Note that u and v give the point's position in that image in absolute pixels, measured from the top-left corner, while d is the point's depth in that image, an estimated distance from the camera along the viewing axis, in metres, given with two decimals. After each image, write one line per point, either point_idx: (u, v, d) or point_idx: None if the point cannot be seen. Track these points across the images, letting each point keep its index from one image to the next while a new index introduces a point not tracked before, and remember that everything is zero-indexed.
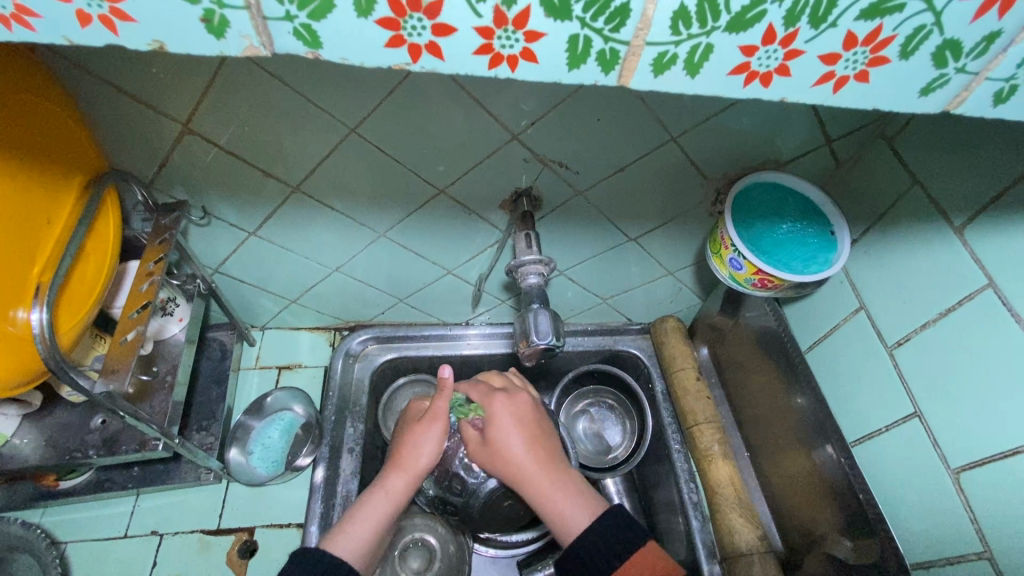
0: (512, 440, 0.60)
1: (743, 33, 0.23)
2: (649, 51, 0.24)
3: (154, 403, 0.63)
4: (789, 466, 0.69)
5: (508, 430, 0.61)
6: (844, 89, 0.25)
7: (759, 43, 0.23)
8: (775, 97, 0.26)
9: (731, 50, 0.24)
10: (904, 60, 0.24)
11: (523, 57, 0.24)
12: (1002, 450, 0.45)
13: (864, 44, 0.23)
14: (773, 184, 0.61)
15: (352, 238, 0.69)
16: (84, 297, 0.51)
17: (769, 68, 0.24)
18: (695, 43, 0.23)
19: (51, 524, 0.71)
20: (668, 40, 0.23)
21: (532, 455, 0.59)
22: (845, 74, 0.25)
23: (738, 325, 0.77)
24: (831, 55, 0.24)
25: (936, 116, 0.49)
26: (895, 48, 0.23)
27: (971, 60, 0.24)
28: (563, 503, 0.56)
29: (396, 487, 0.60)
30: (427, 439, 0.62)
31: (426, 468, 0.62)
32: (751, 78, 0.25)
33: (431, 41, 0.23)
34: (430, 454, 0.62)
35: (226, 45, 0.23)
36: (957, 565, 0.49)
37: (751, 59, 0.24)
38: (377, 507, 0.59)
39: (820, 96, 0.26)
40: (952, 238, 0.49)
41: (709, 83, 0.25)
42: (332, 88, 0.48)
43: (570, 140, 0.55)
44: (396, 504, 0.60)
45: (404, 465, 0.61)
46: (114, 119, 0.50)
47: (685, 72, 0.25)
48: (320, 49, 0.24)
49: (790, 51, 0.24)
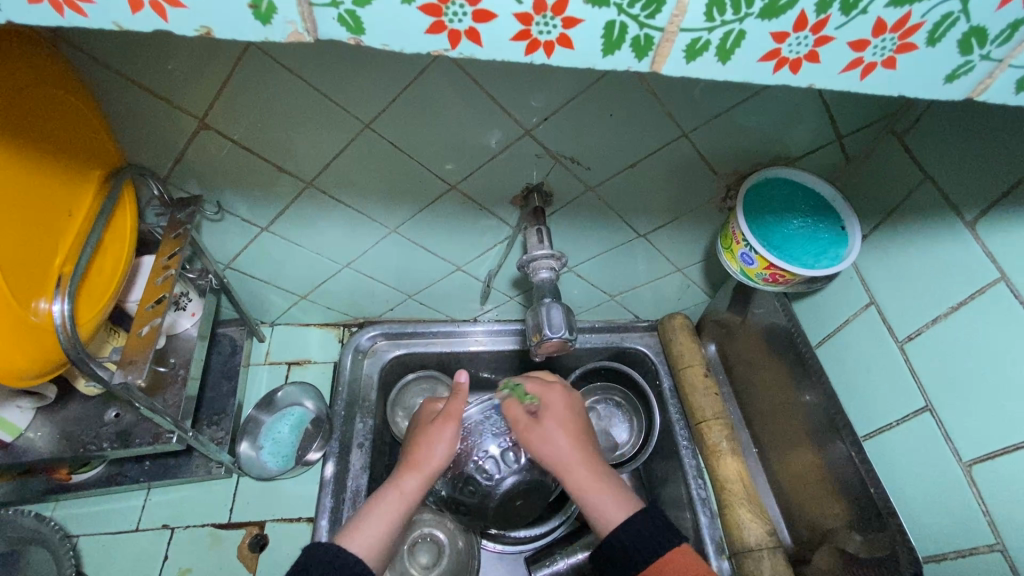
0: (560, 431, 0.60)
1: (774, 20, 0.24)
2: (682, 38, 0.24)
3: (168, 396, 0.64)
4: (796, 462, 0.70)
5: (561, 423, 0.61)
6: (872, 75, 0.26)
7: (790, 30, 0.24)
8: (803, 83, 0.26)
9: (762, 37, 0.24)
10: (931, 47, 0.24)
11: (559, 43, 0.24)
12: (1014, 441, 0.46)
13: (893, 31, 0.24)
14: (783, 180, 0.62)
15: (364, 233, 0.69)
16: (103, 289, 0.52)
17: (799, 55, 0.25)
18: (728, 29, 0.24)
19: (63, 518, 0.71)
20: (702, 26, 0.24)
21: (581, 447, 0.60)
22: (873, 61, 0.25)
23: (746, 322, 0.77)
24: (860, 42, 0.24)
25: (949, 111, 0.50)
26: (922, 34, 0.24)
27: (996, 46, 0.24)
28: (604, 491, 0.57)
29: (410, 488, 0.58)
30: (439, 438, 0.60)
31: (439, 468, 0.60)
32: (781, 64, 0.25)
33: (470, 27, 0.24)
34: (443, 455, 0.60)
35: (271, 31, 0.24)
36: (969, 558, 0.50)
37: (781, 46, 0.25)
38: (389, 507, 0.57)
39: (847, 82, 0.26)
40: (963, 232, 0.50)
41: (738, 69, 0.26)
42: (350, 81, 0.48)
43: (582, 136, 0.56)
44: (409, 504, 0.58)
45: (419, 466, 0.59)
46: (132, 113, 0.51)
47: (717, 58, 0.25)
48: (362, 35, 0.24)
49: (820, 38, 0.24)
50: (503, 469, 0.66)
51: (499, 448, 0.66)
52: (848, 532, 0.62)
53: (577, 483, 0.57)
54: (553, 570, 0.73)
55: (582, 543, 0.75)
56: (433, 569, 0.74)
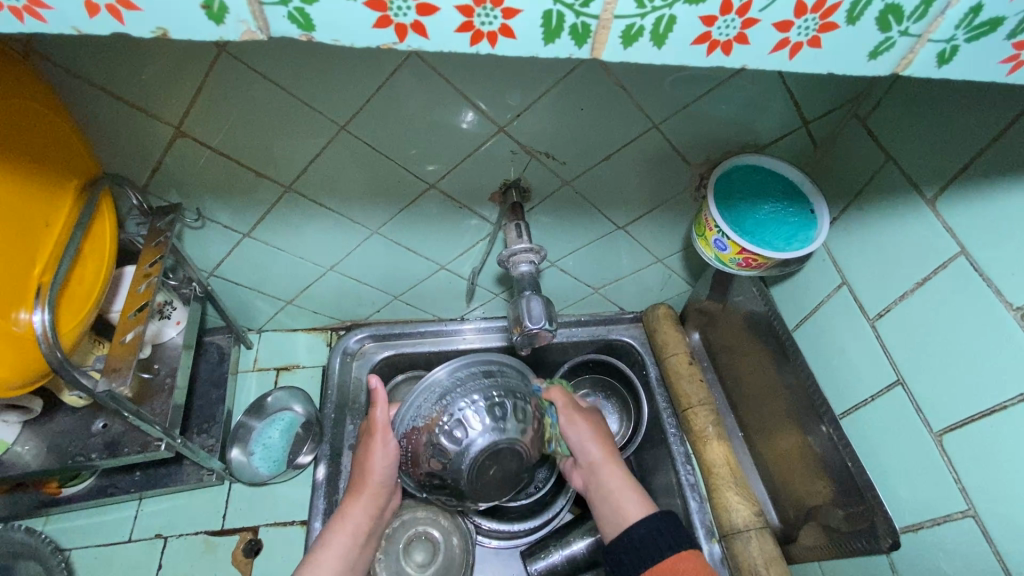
0: (591, 438, 0.68)
1: (701, 5, 0.25)
2: (618, 24, 0.25)
3: (155, 404, 0.64)
4: (780, 442, 0.71)
5: (596, 433, 0.68)
6: (800, 54, 0.27)
7: (718, 13, 0.25)
8: (737, 64, 0.27)
9: (691, 22, 0.25)
10: (852, 25, 0.26)
11: (501, 33, 0.25)
12: (979, 409, 0.47)
13: (814, 12, 0.25)
14: (753, 166, 0.63)
15: (347, 235, 0.70)
16: (84, 299, 0.52)
17: (728, 37, 0.26)
18: (659, 15, 0.25)
19: (55, 532, 0.71)
20: (634, 13, 0.25)
21: (611, 451, 0.67)
22: (799, 41, 0.26)
23: (727, 308, 0.78)
24: (784, 23, 0.26)
25: (908, 92, 0.51)
26: (842, 14, 0.25)
27: (913, 22, 0.26)
28: (631, 494, 0.63)
29: (354, 511, 0.64)
30: (371, 455, 0.63)
31: (380, 484, 0.64)
32: (713, 47, 0.26)
33: (415, 21, 0.25)
34: (380, 472, 0.64)
35: (225, 30, 0.24)
36: (943, 525, 0.51)
37: (711, 29, 0.26)
38: (338, 532, 0.64)
39: (777, 62, 0.27)
40: (925, 210, 0.51)
41: (674, 53, 0.27)
42: (323, 85, 0.49)
43: (555, 130, 0.57)
44: (357, 525, 0.64)
45: (361, 489, 0.65)
46: (107, 124, 0.51)
47: (652, 43, 0.26)
48: (313, 32, 0.25)
49: (746, 20, 0.25)
50: (459, 446, 0.60)
51: (445, 424, 0.61)
52: (831, 508, 0.63)
53: (615, 479, 0.64)
54: (549, 562, 0.75)
55: (578, 534, 0.76)
56: (428, 567, 0.74)
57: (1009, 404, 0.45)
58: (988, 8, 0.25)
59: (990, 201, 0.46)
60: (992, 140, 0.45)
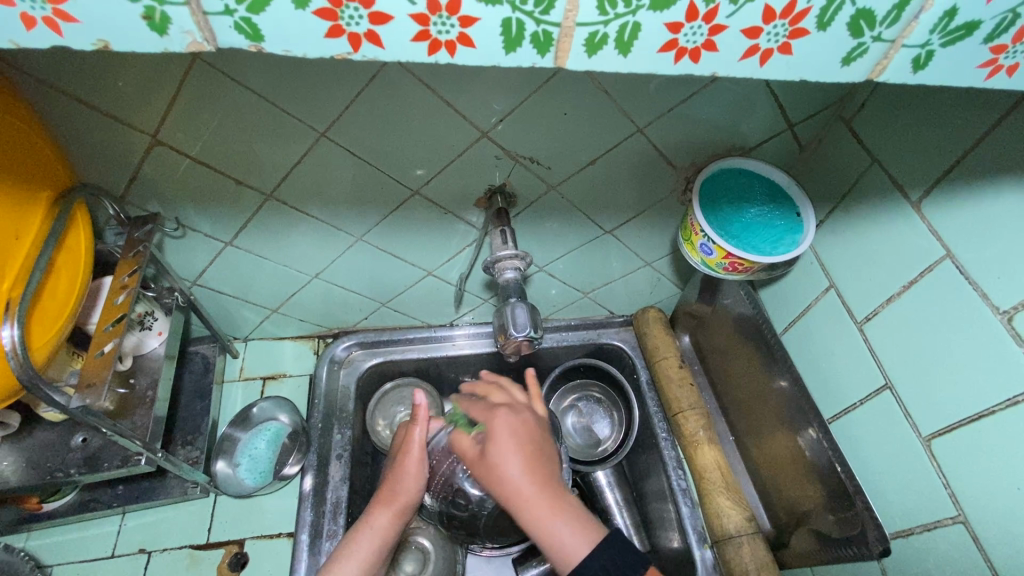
0: (503, 460, 0.51)
1: (666, 11, 0.24)
2: (580, 32, 0.25)
3: (135, 418, 0.63)
4: (770, 446, 0.70)
5: (507, 449, 0.52)
6: (771, 61, 0.26)
7: (683, 19, 0.24)
8: (706, 71, 0.27)
9: (657, 28, 0.25)
10: (822, 31, 0.25)
11: (459, 42, 0.25)
12: (965, 415, 0.47)
13: (783, 17, 0.24)
14: (739, 169, 0.63)
15: (332, 243, 0.69)
16: (57, 313, 0.50)
17: (695, 44, 0.25)
18: (622, 21, 0.24)
19: (36, 548, 0.70)
20: (597, 20, 0.24)
21: (532, 476, 0.50)
22: (769, 47, 0.26)
23: (716, 311, 0.78)
24: (753, 29, 0.25)
25: (892, 96, 0.51)
26: (812, 20, 0.25)
27: (886, 28, 0.25)
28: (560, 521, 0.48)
29: (381, 523, 0.60)
30: (405, 471, 0.62)
31: (409, 501, 0.61)
32: (681, 54, 0.26)
33: (369, 30, 0.24)
34: (413, 483, 0.62)
35: (169, 41, 0.24)
36: (934, 530, 0.50)
37: (678, 36, 0.25)
38: (364, 542, 0.59)
39: (748, 68, 0.27)
40: (910, 213, 0.51)
41: (643, 61, 0.26)
42: (302, 90, 0.48)
43: (538, 135, 0.56)
44: (383, 537, 0.60)
45: (387, 501, 0.61)
46: (81, 133, 0.50)
47: (617, 51, 0.26)
48: (262, 42, 0.25)
49: (714, 27, 0.25)
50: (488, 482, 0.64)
51: None
52: (822, 513, 0.62)
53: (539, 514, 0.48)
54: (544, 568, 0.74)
55: None
56: None
57: (996, 409, 0.44)
58: (962, 12, 0.24)
59: (974, 203, 0.46)
60: (974, 144, 0.45)
